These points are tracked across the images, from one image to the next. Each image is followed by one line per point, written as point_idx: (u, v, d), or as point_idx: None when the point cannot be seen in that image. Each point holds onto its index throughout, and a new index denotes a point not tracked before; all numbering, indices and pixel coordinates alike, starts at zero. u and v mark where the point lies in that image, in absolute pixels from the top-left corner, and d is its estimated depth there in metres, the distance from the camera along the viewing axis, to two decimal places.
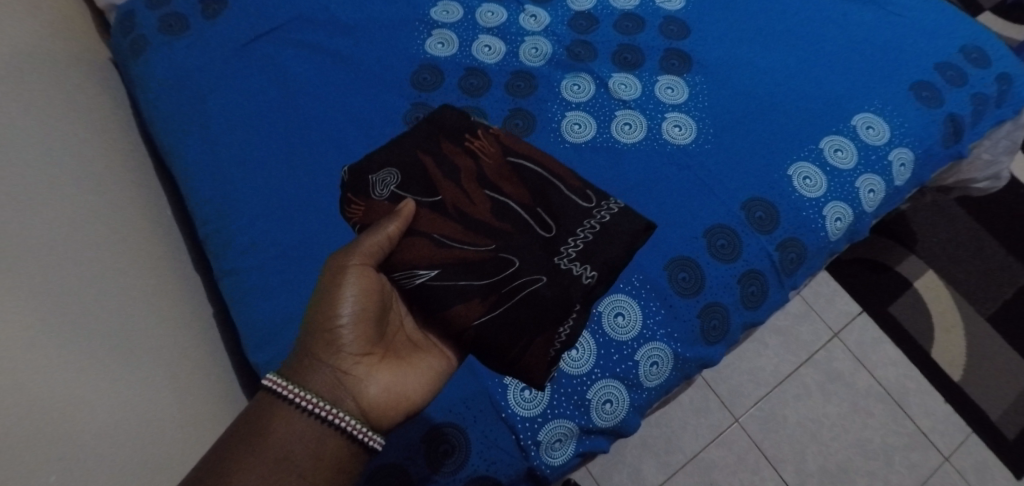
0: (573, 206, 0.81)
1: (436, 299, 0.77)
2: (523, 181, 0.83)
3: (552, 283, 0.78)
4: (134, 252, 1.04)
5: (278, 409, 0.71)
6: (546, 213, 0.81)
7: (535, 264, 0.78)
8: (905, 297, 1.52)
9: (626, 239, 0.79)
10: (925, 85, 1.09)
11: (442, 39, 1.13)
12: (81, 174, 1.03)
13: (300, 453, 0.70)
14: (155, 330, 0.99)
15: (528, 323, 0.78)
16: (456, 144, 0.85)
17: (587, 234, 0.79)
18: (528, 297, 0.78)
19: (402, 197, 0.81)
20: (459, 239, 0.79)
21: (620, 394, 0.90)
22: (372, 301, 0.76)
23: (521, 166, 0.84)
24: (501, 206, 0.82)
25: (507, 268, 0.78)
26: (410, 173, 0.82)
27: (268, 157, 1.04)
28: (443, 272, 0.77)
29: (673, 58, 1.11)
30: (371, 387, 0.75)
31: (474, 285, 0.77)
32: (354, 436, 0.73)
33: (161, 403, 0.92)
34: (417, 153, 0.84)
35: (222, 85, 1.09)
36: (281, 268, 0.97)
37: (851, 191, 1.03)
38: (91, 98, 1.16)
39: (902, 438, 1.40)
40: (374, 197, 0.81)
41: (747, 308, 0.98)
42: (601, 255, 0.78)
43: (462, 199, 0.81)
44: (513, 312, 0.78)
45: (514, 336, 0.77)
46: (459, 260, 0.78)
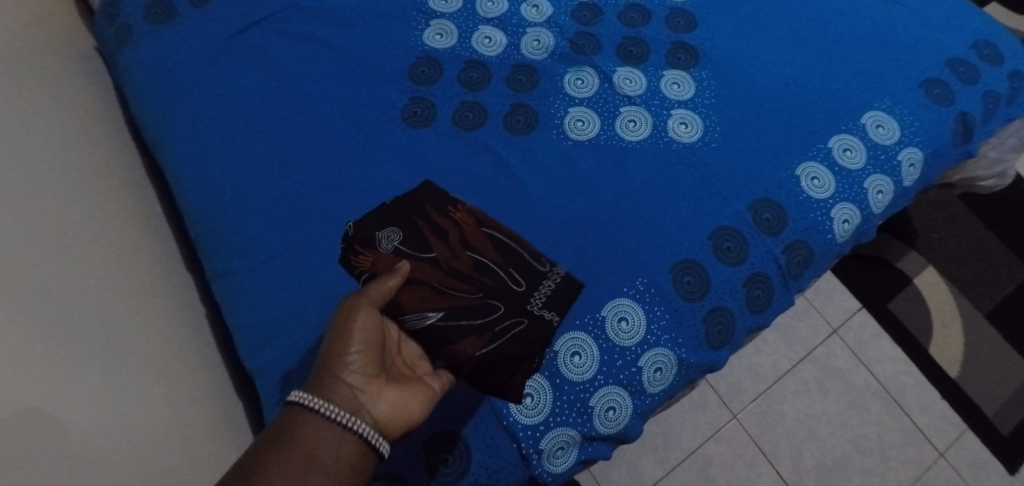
0: (537, 265, 0.87)
1: (439, 338, 0.79)
2: (496, 245, 0.87)
3: (532, 325, 0.83)
4: (122, 250, 1.01)
5: (302, 416, 0.68)
6: (518, 271, 0.86)
7: (517, 307, 0.83)
8: (905, 293, 1.51)
9: (573, 292, 0.87)
10: (936, 83, 1.06)
11: (441, 30, 1.09)
12: (65, 167, 1.00)
13: (325, 454, 0.66)
14: (145, 332, 0.96)
15: (517, 357, 0.81)
16: (440, 214, 0.89)
17: (550, 287, 0.86)
18: (515, 338, 0.82)
19: (404, 253, 0.83)
20: (455, 288, 0.82)
21: (623, 401, 0.89)
22: (378, 337, 0.74)
23: (494, 234, 0.88)
24: (486, 263, 0.85)
25: (496, 313, 0.82)
26: (409, 233, 0.85)
27: (260, 154, 1.00)
28: (447, 315, 0.80)
29: (680, 52, 1.08)
30: (379, 403, 0.71)
31: (472, 324, 0.81)
32: (370, 443, 0.69)
33: (152, 407, 0.89)
34: (411, 218, 0.87)
35: (211, 78, 1.05)
36: (275, 270, 0.94)
37: (859, 192, 1.01)
38: (76, 89, 1.12)
39: (898, 434, 1.40)
40: (380, 250, 0.84)
41: (752, 312, 0.96)
42: (563, 302, 0.86)
43: (453, 258, 0.84)
44: (505, 348, 0.81)
45: (504, 368, 0.81)
46: (454, 308, 0.81)
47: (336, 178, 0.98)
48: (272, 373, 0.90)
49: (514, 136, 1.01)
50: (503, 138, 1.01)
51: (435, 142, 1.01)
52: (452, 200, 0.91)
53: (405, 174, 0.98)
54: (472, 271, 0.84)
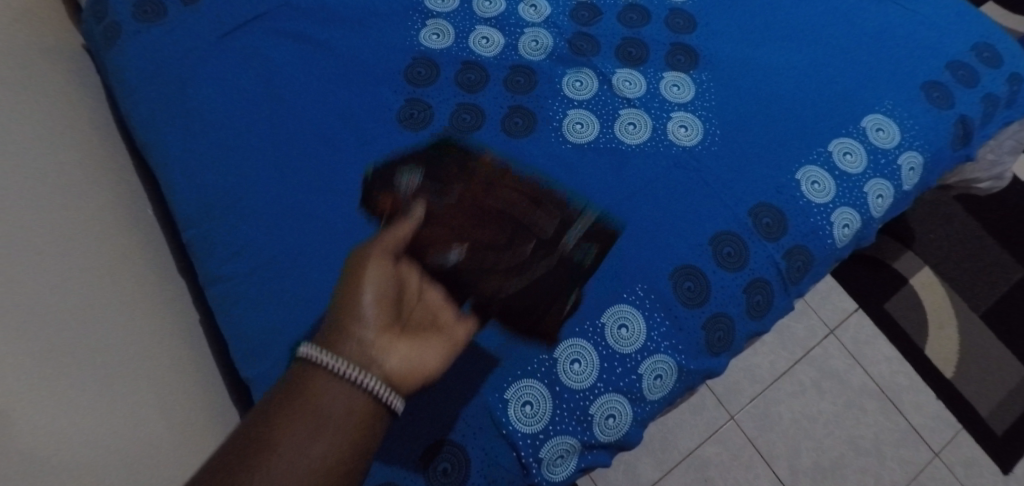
0: (565, 206, 0.91)
1: (466, 278, 0.81)
2: (521, 188, 0.91)
3: (560, 262, 0.88)
4: (111, 255, 0.99)
5: (311, 375, 0.64)
6: (545, 210, 0.90)
7: (543, 246, 0.87)
8: (901, 294, 1.51)
9: (609, 237, 0.92)
10: (936, 85, 1.06)
11: (437, 30, 1.08)
12: (52, 170, 0.97)
13: (334, 413, 0.63)
14: (136, 339, 0.94)
15: (545, 295, 0.87)
16: (464, 165, 0.94)
17: (579, 229, 0.90)
18: (542, 276, 0.87)
19: (422, 195, 0.88)
20: (478, 229, 0.86)
21: (623, 409, 0.89)
22: (396, 286, 0.72)
23: (518, 177, 0.93)
24: (506, 205, 0.89)
25: (521, 251, 0.87)
26: (428, 178, 0.91)
27: (253, 156, 0.98)
28: (470, 255, 0.83)
29: (680, 54, 1.07)
30: (391, 356, 0.67)
31: (496, 264, 0.85)
32: (381, 400, 0.65)
33: (144, 417, 0.87)
34: (433, 170, 0.93)
35: (203, 78, 1.03)
36: (270, 276, 0.92)
37: (860, 197, 1.00)
38: (64, 89, 1.09)
39: (894, 434, 1.41)
40: (401, 194, 0.90)
41: (752, 318, 0.95)
42: (594, 239, 0.91)
43: (474, 198, 0.89)
44: (533, 285, 0.87)
45: (535, 304, 0.87)
46: (477, 246, 0.84)
47: (331, 182, 0.96)
48: (269, 381, 0.88)
49: (512, 138, 1.00)
50: (501, 141, 1.00)
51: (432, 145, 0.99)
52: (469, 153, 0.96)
53: None
54: (492, 213, 0.87)
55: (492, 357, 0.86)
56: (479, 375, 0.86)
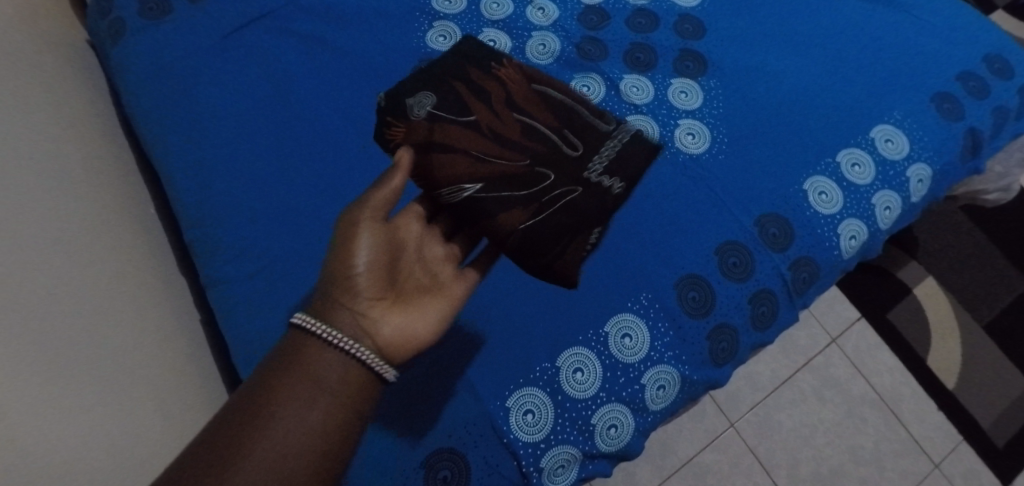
0: (594, 129, 0.90)
1: (483, 208, 0.80)
2: (548, 108, 0.90)
3: (586, 191, 0.85)
4: (112, 252, 0.98)
5: (306, 343, 0.66)
6: (573, 136, 0.88)
7: (567, 175, 0.85)
8: (904, 304, 1.50)
9: (642, 158, 0.90)
10: (947, 97, 1.05)
11: (444, 32, 1.07)
12: (53, 166, 0.96)
13: (328, 382, 0.65)
14: (137, 338, 0.93)
15: (568, 226, 0.84)
16: (486, 70, 0.91)
17: (609, 151, 0.88)
18: (567, 206, 0.84)
19: (437, 116, 0.85)
20: (497, 155, 0.84)
21: (625, 419, 0.88)
22: (389, 250, 0.71)
23: (545, 94, 0.91)
24: (530, 129, 0.87)
25: (545, 181, 0.84)
26: (444, 98, 0.87)
27: (257, 156, 0.97)
28: (487, 185, 0.82)
29: (688, 60, 1.06)
30: (384, 326, 0.69)
31: (515, 195, 0.82)
32: (372, 369, 0.67)
33: (143, 418, 0.87)
34: (451, 81, 0.89)
35: (208, 77, 1.02)
36: (272, 278, 0.91)
37: (867, 209, 0.99)
38: (67, 84, 1.09)
39: (894, 444, 1.40)
40: (412, 117, 0.86)
41: (756, 329, 0.95)
42: (625, 168, 0.89)
43: (495, 121, 0.86)
44: (553, 217, 0.83)
45: (556, 239, 0.83)
46: (498, 175, 0.83)
47: (335, 184, 0.96)
48: None
49: None
50: None
51: None
52: (500, 62, 0.93)
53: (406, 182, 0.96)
54: (515, 137, 0.85)
55: (494, 364, 0.86)
56: (480, 382, 0.85)
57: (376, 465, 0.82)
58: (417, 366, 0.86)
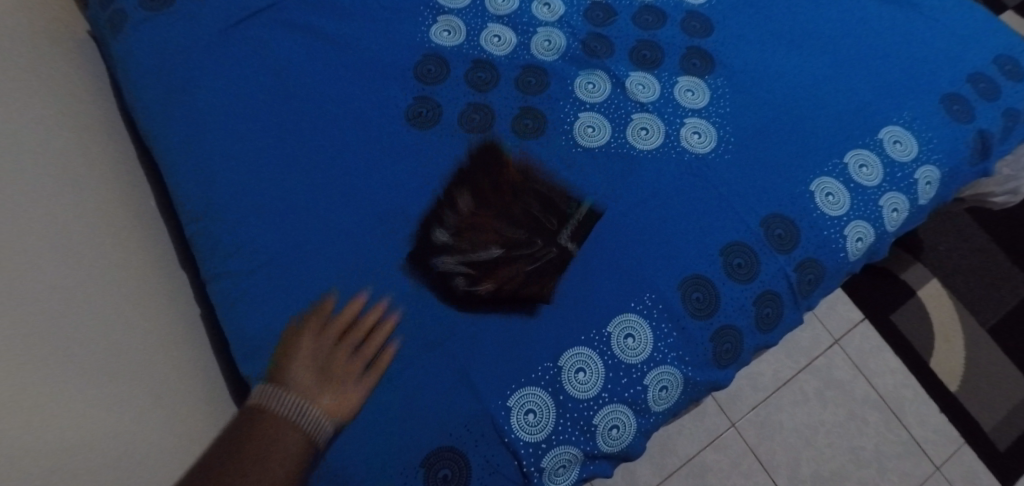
0: (569, 200, 0.94)
1: (493, 266, 0.90)
2: (535, 185, 0.95)
3: (553, 253, 0.90)
4: (105, 243, 0.97)
5: (258, 415, 0.80)
6: (556, 210, 0.93)
7: (545, 242, 0.91)
8: (907, 306, 1.49)
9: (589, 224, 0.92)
10: (956, 98, 1.04)
11: (448, 27, 1.06)
12: (45, 155, 0.95)
13: (277, 449, 0.78)
14: (130, 330, 0.92)
15: (534, 282, 0.89)
16: (494, 165, 0.96)
17: (575, 218, 0.92)
18: (544, 266, 0.90)
19: (457, 202, 0.93)
20: (507, 234, 0.91)
21: (627, 420, 0.88)
22: (321, 356, 0.85)
23: (533, 170, 0.96)
24: (529, 210, 0.93)
25: (534, 249, 0.91)
26: (463, 185, 0.94)
27: (259, 151, 0.96)
28: (503, 255, 0.90)
29: (695, 58, 1.05)
30: (323, 396, 0.83)
31: (519, 260, 0.90)
32: (313, 434, 0.80)
33: (135, 411, 0.85)
34: (463, 169, 0.96)
35: (210, 70, 1.01)
36: (273, 274, 0.90)
37: (874, 210, 0.98)
38: (65, 75, 1.08)
39: (895, 446, 1.38)
40: (445, 208, 0.93)
41: (760, 331, 0.94)
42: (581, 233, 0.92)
43: (501, 205, 0.93)
44: (530, 275, 0.89)
45: (524, 290, 0.88)
46: (507, 246, 0.91)
47: (338, 180, 0.95)
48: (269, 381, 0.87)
49: (524, 140, 0.98)
50: (512, 143, 0.98)
51: (441, 146, 0.98)
52: (506, 157, 0.97)
53: (409, 178, 0.95)
54: (518, 213, 0.92)
55: (495, 364, 0.85)
56: (481, 382, 0.84)
57: (377, 464, 0.82)
58: (419, 365, 0.85)
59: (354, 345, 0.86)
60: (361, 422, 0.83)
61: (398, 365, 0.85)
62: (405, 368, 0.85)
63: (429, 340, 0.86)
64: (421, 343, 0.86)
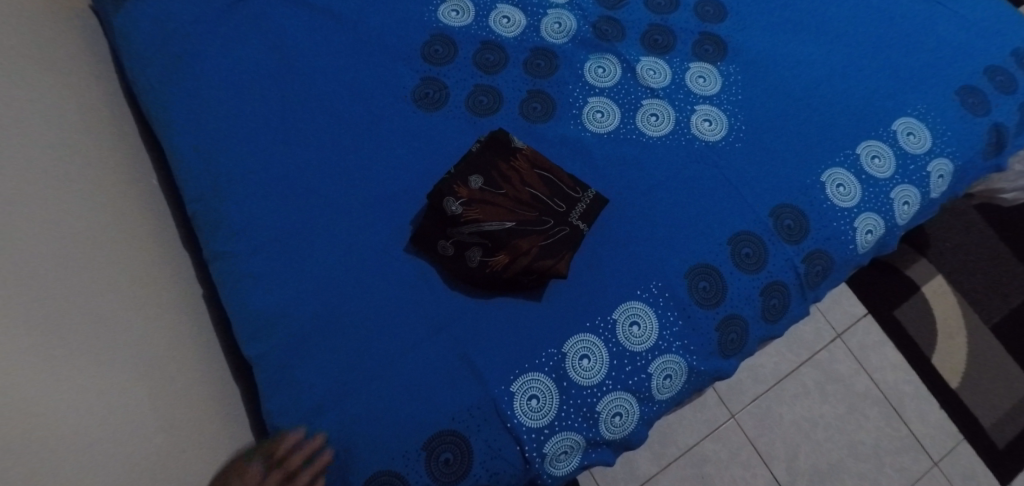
0: (573, 191, 0.90)
1: (504, 238, 0.85)
2: (545, 174, 0.90)
3: (565, 233, 0.87)
4: (96, 215, 0.94)
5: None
6: (563, 196, 0.89)
7: (557, 221, 0.88)
8: (911, 302, 1.46)
9: (596, 209, 0.90)
10: (972, 91, 1.02)
11: (457, 7, 1.04)
12: (37, 122, 0.93)
13: None
14: (123, 304, 0.90)
15: (550, 256, 0.85)
16: (505, 153, 0.91)
17: (584, 203, 0.89)
18: (556, 243, 0.86)
19: (471, 181, 0.88)
20: (520, 212, 0.87)
21: (630, 407, 0.87)
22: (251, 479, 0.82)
23: (542, 159, 0.91)
24: (537, 193, 0.89)
25: (547, 228, 0.87)
26: (475, 167, 0.89)
27: (264, 128, 0.95)
28: (515, 228, 0.86)
29: (708, 44, 1.04)
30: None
31: (530, 236, 0.86)
32: None
33: (131, 387, 0.84)
34: (477, 152, 0.91)
35: (215, 45, 1.00)
36: (279, 253, 0.89)
37: (886, 203, 0.97)
38: (68, 49, 1.06)
39: (895, 441, 1.35)
40: (460, 186, 0.87)
41: (767, 322, 0.93)
42: (591, 214, 0.89)
43: (512, 184, 0.88)
44: (545, 250, 0.86)
45: (539, 262, 0.85)
46: (519, 222, 0.86)
47: (344, 160, 0.94)
48: (273, 362, 0.86)
49: (530, 124, 0.97)
50: (518, 126, 0.97)
51: (448, 128, 0.96)
52: (514, 145, 0.91)
53: (415, 161, 0.94)
54: (527, 195, 0.88)
55: (500, 349, 0.85)
56: (485, 366, 0.84)
57: (378, 447, 0.81)
58: (423, 348, 0.85)
59: (359, 326, 0.85)
60: (365, 405, 0.83)
61: (402, 348, 0.85)
62: (409, 350, 0.85)
63: (433, 322, 0.86)
64: (425, 326, 0.86)
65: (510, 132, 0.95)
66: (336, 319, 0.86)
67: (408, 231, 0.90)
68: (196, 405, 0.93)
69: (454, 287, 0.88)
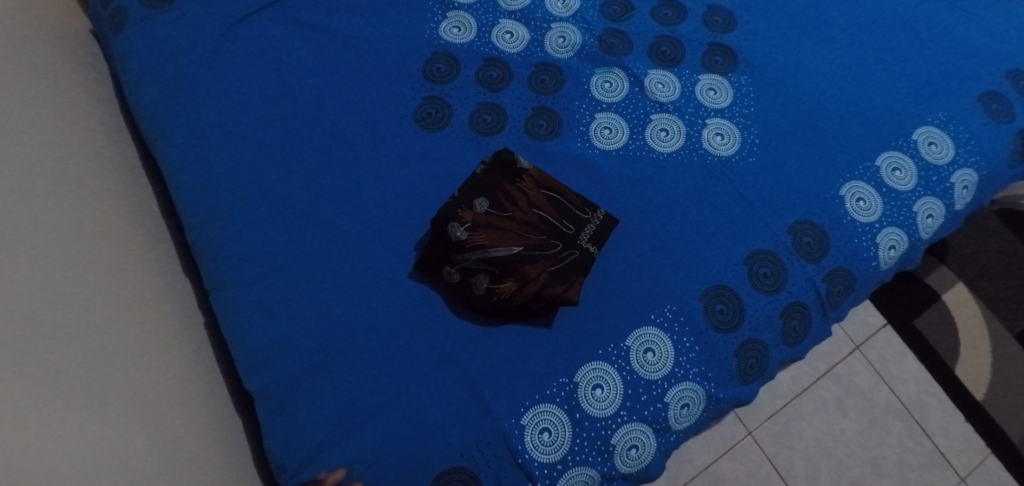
0: (582, 214, 0.86)
1: (511, 264, 0.81)
2: (552, 198, 0.87)
3: (575, 256, 0.84)
4: (84, 241, 0.91)
5: None
6: (573, 219, 0.86)
7: (567, 244, 0.84)
8: (932, 311, 1.40)
9: (605, 230, 0.87)
10: (995, 97, 0.98)
11: (458, 23, 1.01)
12: (22, 145, 0.90)
13: None
14: (112, 332, 0.87)
15: (560, 280, 0.82)
16: (510, 175, 0.87)
17: (593, 225, 0.86)
18: (566, 267, 0.83)
19: (477, 205, 0.84)
20: (528, 238, 0.83)
21: (646, 439, 0.83)
22: None
23: (550, 181, 0.88)
24: (545, 216, 0.85)
25: (556, 252, 0.83)
26: (481, 190, 0.86)
27: (263, 154, 0.92)
28: (523, 253, 0.82)
29: (718, 55, 1.00)
30: None
31: (538, 260, 0.82)
32: None
33: (123, 425, 0.81)
34: (484, 174, 0.87)
35: (211, 69, 0.97)
36: (279, 284, 0.86)
37: (908, 216, 0.93)
38: (63, 74, 1.04)
39: (920, 457, 1.29)
40: (466, 211, 0.84)
41: (787, 345, 0.89)
42: (602, 236, 0.86)
43: (519, 208, 0.85)
44: (555, 275, 0.82)
45: (549, 288, 0.81)
46: (527, 247, 0.83)
47: (343, 185, 0.91)
48: (275, 397, 0.83)
49: (536, 142, 0.94)
50: (523, 144, 0.94)
51: (451, 148, 0.93)
52: (520, 166, 0.88)
53: (416, 184, 0.91)
54: (535, 218, 0.85)
55: (509, 378, 0.81)
56: (493, 397, 0.80)
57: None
58: (429, 380, 0.81)
59: (363, 358, 0.82)
60: (370, 442, 0.79)
61: (407, 381, 0.81)
62: (415, 382, 0.81)
63: (439, 352, 0.82)
64: (430, 356, 0.82)
65: (515, 152, 0.91)
66: (340, 351, 0.83)
67: (412, 257, 0.87)
68: (189, 437, 0.89)
69: (460, 315, 0.84)
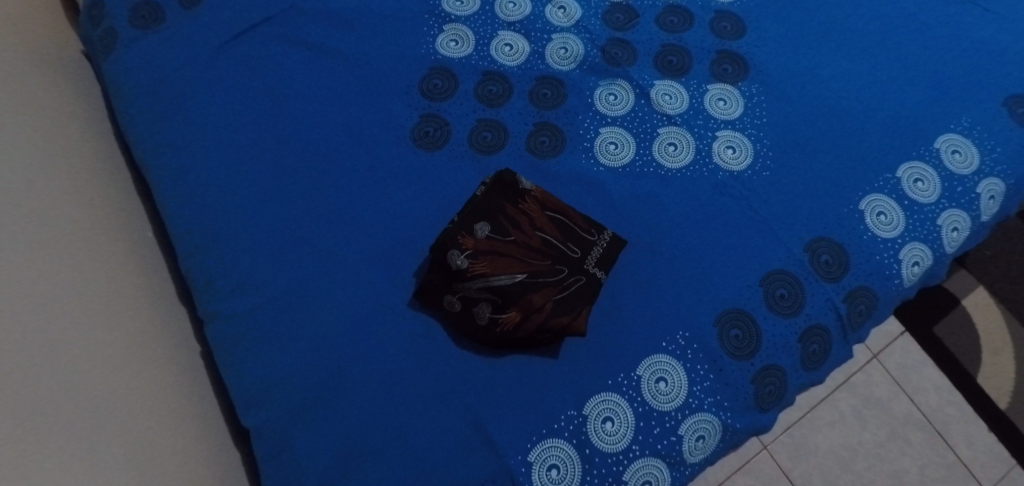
0: (588, 236, 0.82)
1: (515, 293, 0.77)
2: (556, 220, 0.83)
3: (582, 281, 0.80)
4: (74, 270, 0.88)
5: None
6: (579, 242, 0.82)
7: (574, 269, 0.80)
8: (953, 319, 1.34)
9: (613, 252, 0.83)
10: (1021, 101, 0.93)
11: (456, 36, 0.97)
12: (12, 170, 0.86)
13: None
14: (106, 366, 0.84)
15: (567, 308, 0.78)
16: (512, 197, 0.83)
17: (600, 248, 0.82)
18: (573, 293, 0.79)
19: (478, 231, 0.80)
20: (533, 264, 0.79)
21: (660, 474, 0.79)
22: None
23: (554, 202, 0.84)
24: (550, 239, 0.81)
25: (562, 278, 0.80)
26: (481, 214, 0.82)
27: (255, 179, 0.89)
28: (527, 281, 0.78)
29: (727, 62, 0.96)
30: None
31: (543, 288, 0.78)
32: None
33: (117, 465, 0.77)
34: (485, 197, 0.83)
35: (201, 91, 0.93)
36: (274, 316, 0.83)
37: (932, 230, 0.88)
38: (53, 98, 1.00)
39: (941, 469, 1.24)
40: (467, 237, 0.80)
41: (806, 369, 0.85)
42: (610, 259, 0.82)
43: (522, 232, 0.81)
44: (561, 303, 0.78)
45: (556, 317, 0.77)
46: (531, 273, 0.79)
47: (337, 211, 0.87)
48: (271, 434, 0.80)
49: (538, 160, 0.90)
50: (525, 163, 0.90)
51: (449, 168, 0.89)
52: (523, 186, 0.84)
53: (414, 207, 0.87)
54: (538, 242, 0.81)
55: (513, 412, 0.77)
56: (497, 432, 0.77)
57: None
58: (428, 415, 0.78)
59: (360, 394, 0.79)
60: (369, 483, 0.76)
61: (407, 416, 0.78)
62: (415, 418, 0.77)
63: (440, 385, 0.79)
64: (430, 390, 0.79)
65: (517, 172, 0.87)
66: (337, 387, 0.79)
67: (412, 285, 0.83)
68: (183, 473, 0.85)
69: (460, 346, 0.80)
